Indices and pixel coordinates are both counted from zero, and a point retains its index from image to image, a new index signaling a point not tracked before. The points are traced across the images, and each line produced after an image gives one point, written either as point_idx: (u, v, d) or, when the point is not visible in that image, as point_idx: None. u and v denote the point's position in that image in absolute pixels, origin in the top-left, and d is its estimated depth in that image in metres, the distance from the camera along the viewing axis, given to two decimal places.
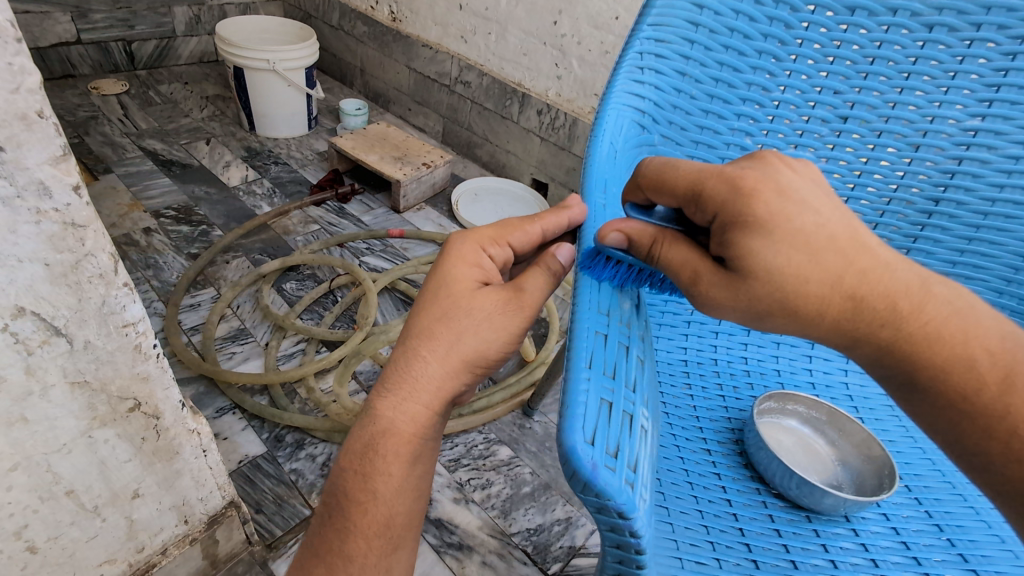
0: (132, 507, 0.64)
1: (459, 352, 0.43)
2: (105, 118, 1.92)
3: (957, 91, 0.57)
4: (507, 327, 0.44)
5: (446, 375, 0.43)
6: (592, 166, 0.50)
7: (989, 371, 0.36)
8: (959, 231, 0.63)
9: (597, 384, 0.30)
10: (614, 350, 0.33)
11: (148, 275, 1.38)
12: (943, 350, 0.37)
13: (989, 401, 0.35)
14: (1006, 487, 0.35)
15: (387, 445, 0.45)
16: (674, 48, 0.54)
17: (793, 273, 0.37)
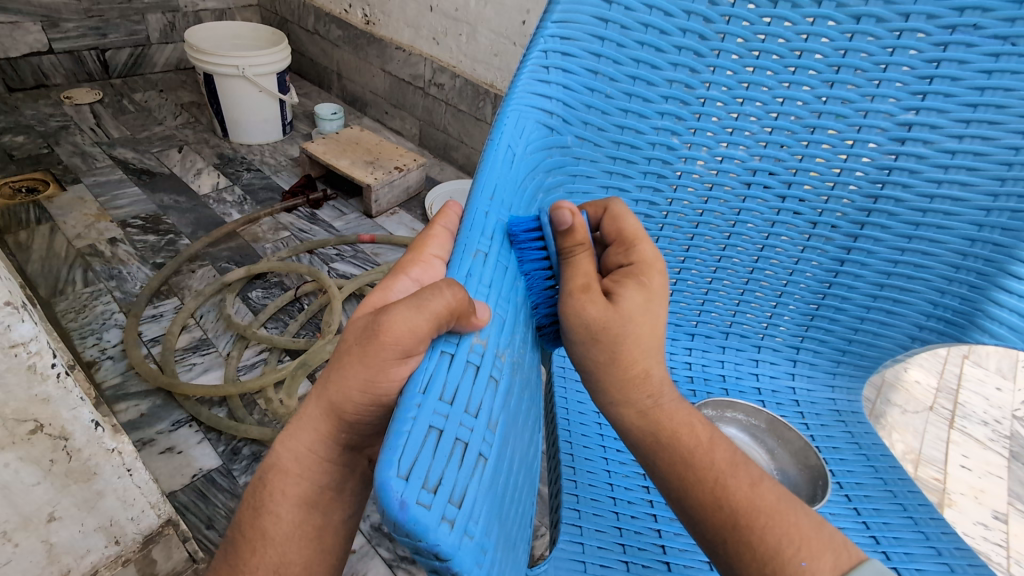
0: (49, 530, 0.62)
1: (329, 384, 0.31)
2: (77, 128, 1.91)
3: (888, 85, 0.55)
4: (369, 366, 0.29)
5: (322, 414, 0.32)
6: (486, 170, 0.44)
7: (716, 454, 0.42)
8: (899, 229, 0.60)
9: (431, 411, 0.27)
10: (462, 370, 0.29)
11: (110, 286, 1.37)
12: (709, 479, 0.41)
13: (715, 489, 0.40)
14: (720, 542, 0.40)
15: (274, 482, 0.35)
16: (583, 46, 0.51)
17: (629, 334, 0.40)
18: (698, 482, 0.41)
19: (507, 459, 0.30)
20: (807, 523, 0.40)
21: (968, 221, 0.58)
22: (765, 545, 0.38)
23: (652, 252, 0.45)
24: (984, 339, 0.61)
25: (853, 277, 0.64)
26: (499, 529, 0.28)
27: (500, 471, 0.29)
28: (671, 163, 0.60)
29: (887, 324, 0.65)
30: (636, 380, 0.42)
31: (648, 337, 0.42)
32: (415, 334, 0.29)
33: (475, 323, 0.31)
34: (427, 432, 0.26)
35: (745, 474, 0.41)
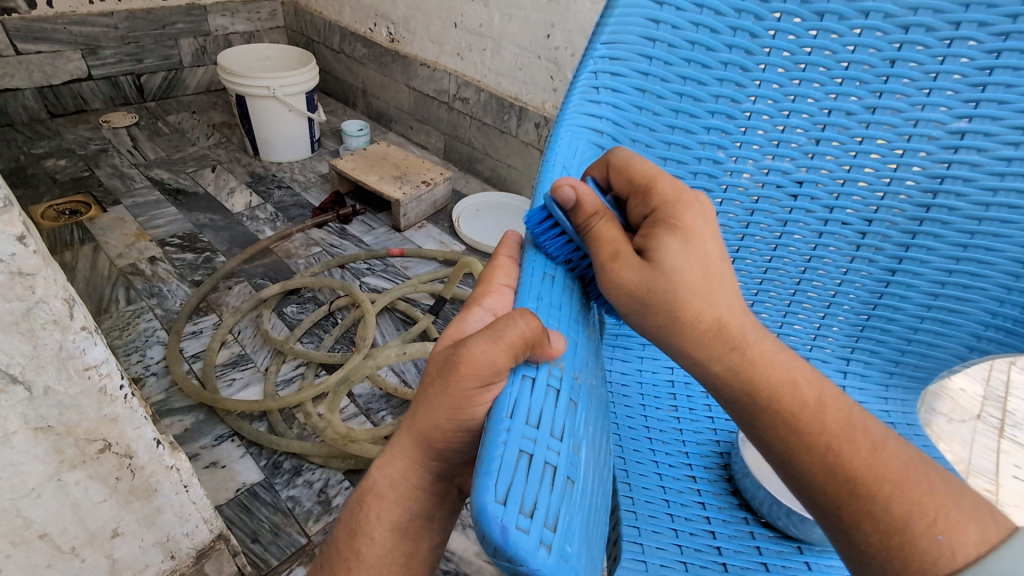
0: (112, 546, 0.64)
1: (415, 415, 0.32)
2: (115, 151, 1.97)
3: (939, 93, 0.54)
4: (451, 400, 0.30)
5: (411, 445, 0.33)
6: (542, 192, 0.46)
7: (807, 391, 0.39)
8: (953, 238, 0.59)
9: (519, 435, 0.27)
10: (544, 393, 0.30)
11: (152, 304, 1.41)
12: (820, 444, 0.38)
13: (809, 422, 0.38)
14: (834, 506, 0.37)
15: (370, 506, 0.35)
16: (631, 65, 0.52)
17: (685, 282, 0.38)
18: (807, 445, 0.38)
19: (591, 479, 0.31)
20: (942, 490, 0.35)
21: None
22: (892, 516, 0.35)
23: (672, 187, 0.41)
24: None
25: (906, 286, 0.63)
26: (587, 551, 0.29)
27: (585, 493, 0.29)
28: (717, 176, 0.60)
29: (942, 334, 0.64)
30: (710, 331, 0.39)
31: (705, 288, 0.39)
32: (497, 367, 0.29)
33: (549, 353, 0.31)
34: (518, 456, 0.27)
35: (864, 437, 0.38)
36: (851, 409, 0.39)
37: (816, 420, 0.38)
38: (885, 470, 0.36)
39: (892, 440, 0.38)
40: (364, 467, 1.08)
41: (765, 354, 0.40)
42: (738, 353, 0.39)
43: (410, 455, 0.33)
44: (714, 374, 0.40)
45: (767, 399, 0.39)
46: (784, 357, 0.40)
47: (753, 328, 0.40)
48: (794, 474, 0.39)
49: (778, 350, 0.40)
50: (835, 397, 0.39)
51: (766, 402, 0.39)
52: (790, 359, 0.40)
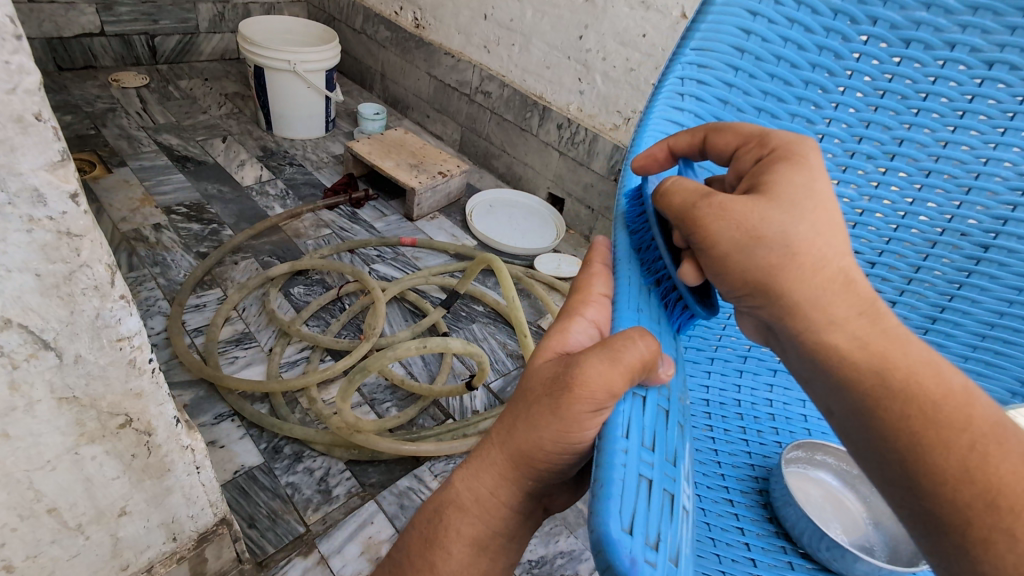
0: (118, 525, 0.61)
1: (515, 434, 0.32)
2: (123, 111, 1.91)
3: (1014, 134, 0.53)
4: (562, 423, 0.30)
5: (503, 462, 0.34)
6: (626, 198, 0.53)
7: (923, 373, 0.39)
8: (1010, 281, 0.57)
9: (636, 459, 0.27)
10: (653, 417, 0.30)
11: (154, 273, 1.36)
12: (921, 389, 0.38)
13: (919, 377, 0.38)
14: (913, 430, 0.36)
15: (450, 518, 0.36)
16: (717, 75, 0.56)
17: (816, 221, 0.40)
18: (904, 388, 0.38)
19: (692, 511, 0.30)
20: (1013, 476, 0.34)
21: None
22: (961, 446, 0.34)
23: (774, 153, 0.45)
24: None
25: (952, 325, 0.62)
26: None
27: (688, 521, 0.29)
28: None
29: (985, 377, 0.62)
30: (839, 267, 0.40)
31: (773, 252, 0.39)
32: (611, 389, 0.29)
33: (660, 379, 0.32)
34: (638, 481, 0.26)
35: (1005, 448, 0.34)
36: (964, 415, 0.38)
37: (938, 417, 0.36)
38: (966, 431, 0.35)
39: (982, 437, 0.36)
40: (367, 458, 1.06)
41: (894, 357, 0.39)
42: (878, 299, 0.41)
43: (505, 473, 0.34)
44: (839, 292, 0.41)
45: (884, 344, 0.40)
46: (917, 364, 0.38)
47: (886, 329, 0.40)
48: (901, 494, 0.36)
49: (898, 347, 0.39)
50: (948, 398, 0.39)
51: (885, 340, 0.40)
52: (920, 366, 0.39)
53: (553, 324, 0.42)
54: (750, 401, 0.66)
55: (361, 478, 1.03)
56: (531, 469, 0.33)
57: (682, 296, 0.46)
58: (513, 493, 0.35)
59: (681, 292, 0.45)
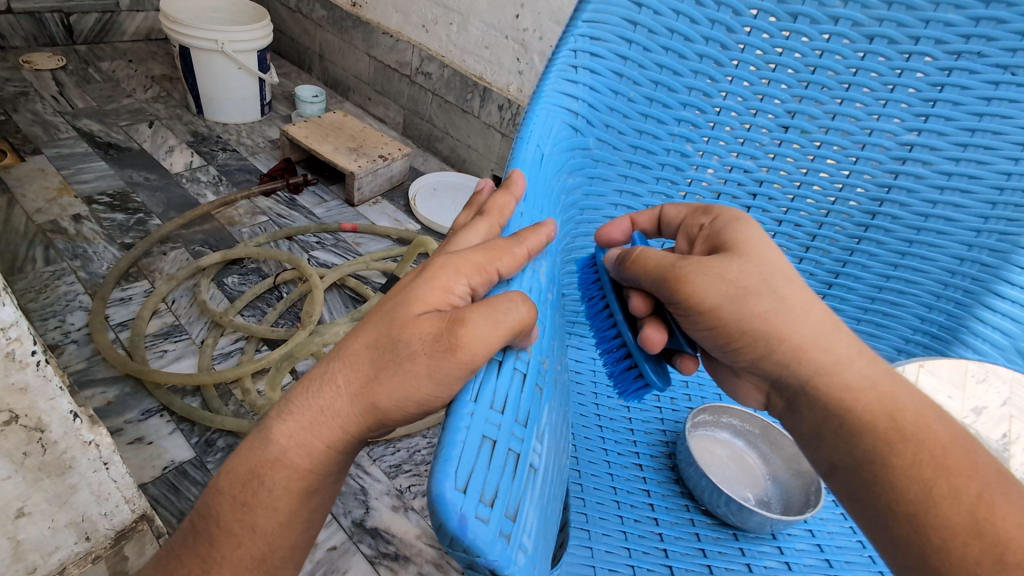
0: (17, 526, 0.59)
1: (385, 392, 0.31)
2: (37, 95, 1.79)
3: (894, 105, 0.56)
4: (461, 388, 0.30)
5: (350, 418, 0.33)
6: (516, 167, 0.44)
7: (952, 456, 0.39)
8: (892, 245, 0.62)
9: (481, 421, 0.28)
10: (512, 384, 0.31)
11: (74, 266, 1.29)
12: (967, 489, 0.38)
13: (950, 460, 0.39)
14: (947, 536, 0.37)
15: (274, 476, 0.36)
16: (612, 48, 0.52)
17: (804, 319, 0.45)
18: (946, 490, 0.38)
19: (546, 477, 0.32)
20: None
21: (960, 239, 0.59)
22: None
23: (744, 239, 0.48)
24: (967, 354, 0.62)
25: (847, 289, 0.65)
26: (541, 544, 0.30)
27: (537, 479, 0.30)
28: (683, 170, 0.60)
29: (876, 335, 0.67)
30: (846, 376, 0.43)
31: (755, 306, 0.43)
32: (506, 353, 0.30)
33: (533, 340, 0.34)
34: (479, 442, 0.27)
35: (1006, 502, 0.37)
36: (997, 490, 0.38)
37: (925, 453, 0.39)
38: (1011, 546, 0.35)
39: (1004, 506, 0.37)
40: None
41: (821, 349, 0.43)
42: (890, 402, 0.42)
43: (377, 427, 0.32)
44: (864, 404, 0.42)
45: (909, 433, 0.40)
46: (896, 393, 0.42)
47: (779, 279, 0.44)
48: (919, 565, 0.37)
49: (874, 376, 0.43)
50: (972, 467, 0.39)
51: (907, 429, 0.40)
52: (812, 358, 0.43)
53: (421, 283, 0.33)
54: (665, 370, 0.69)
55: None
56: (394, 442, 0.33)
57: (636, 363, 0.49)
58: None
59: (627, 345, 0.48)
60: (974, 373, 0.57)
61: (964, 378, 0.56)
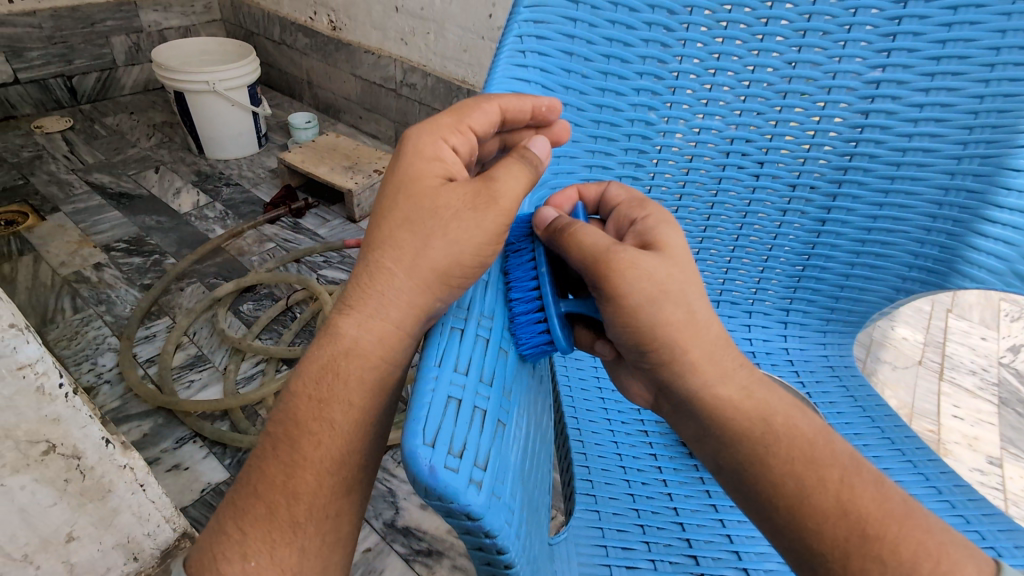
0: (68, 551, 0.63)
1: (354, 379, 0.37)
2: (50, 157, 1.87)
3: (854, 45, 0.56)
4: (376, 396, 0.37)
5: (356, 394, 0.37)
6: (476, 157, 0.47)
7: (786, 437, 0.37)
8: (875, 184, 0.61)
9: (469, 390, 0.29)
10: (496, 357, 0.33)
11: (100, 311, 1.35)
12: (794, 475, 0.36)
13: (780, 455, 0.37)
14: (809, 544, 0.35)
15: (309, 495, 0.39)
16: (557, 28, 0.51)
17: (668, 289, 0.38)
18: (789, 482, 0.36)
19: (527, 444, 0.34)
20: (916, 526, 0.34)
21: (941, 170, 0.59)
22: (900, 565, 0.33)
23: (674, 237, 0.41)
24: (965, 284, 0.61)
25: (835, 236, 0.65)
26: (521, 499, 0.31)
27: (515, 444, 0.32)
28: (651, 139, 0.61)
29: (870, 278, 0.66)
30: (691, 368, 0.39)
31: (668, 315, 0.38)
32: (406, 294, 0.36)
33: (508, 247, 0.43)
34: (447, 403, 0.28)
35: (865, 483, 0.36)
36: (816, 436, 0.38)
37: (773, 431, 0.38)
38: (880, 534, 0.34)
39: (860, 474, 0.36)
40: None
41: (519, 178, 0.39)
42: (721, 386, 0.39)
43: (301, 558, 0.40)
44: (728, 412, 0.38)
45: (754, 437, 0.38)
46: (693, 324, 0.39)
47: (415, 183, 0.38)
48: (799, 552, 0.36)
49: (659, 262, 0.39)
50: (804, 429, 0.38)
51: (752, 438, 0.38)
52: (524, 185, 0.39)
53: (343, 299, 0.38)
54: None
55: None
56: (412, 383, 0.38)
57: (546, 315, 0.39)
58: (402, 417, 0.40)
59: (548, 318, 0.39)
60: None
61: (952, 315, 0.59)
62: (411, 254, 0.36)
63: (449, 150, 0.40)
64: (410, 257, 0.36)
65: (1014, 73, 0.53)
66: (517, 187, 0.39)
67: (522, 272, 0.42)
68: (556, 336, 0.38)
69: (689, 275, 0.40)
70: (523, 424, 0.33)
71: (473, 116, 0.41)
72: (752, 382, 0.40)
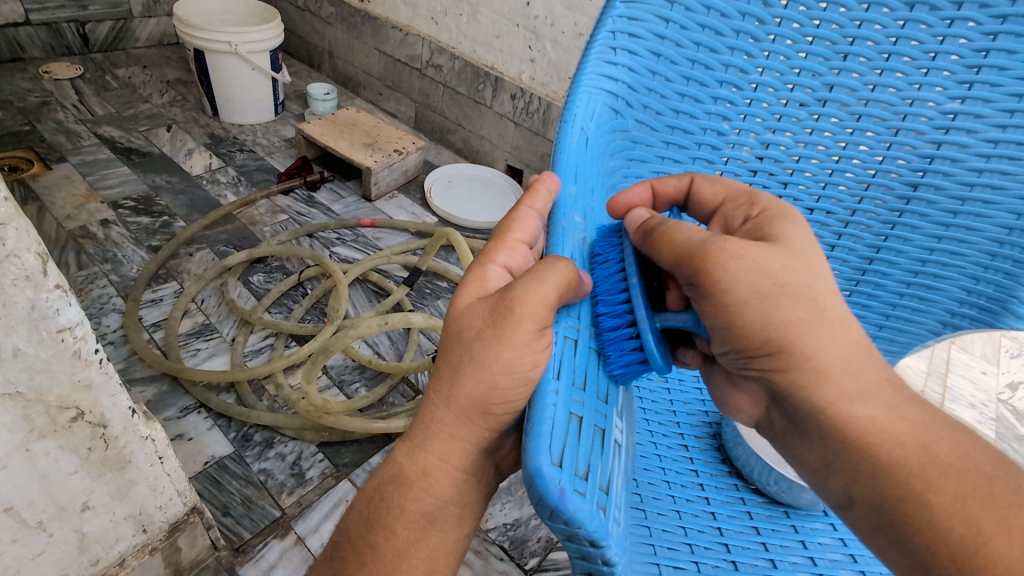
0: (81, 520, 0.61)
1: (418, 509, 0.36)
2: (59, 104, 1.81)
3: (937, 73, 0.54)
4: (419, 527, 0.37)
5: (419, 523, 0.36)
6: (563, 152, 0.48)
7: (913, 436, 0.36)
8: (937, 217, 0.60)
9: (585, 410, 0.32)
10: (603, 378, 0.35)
11: (105, 270, 1.31)
12: (927, 493, 0.35)
13: (905, 461, 0.36)
14: (943, 565, 0.34)
15: None
16: (649, 27, 0.53)
17: (793, 300, 0.37)
18: (918, 498, 0.35)
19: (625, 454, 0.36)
20: None
21: (1007, 210, 0.58)
22: None
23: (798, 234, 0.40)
24: (1016, 324, 0.62)
25: (888, 264, 0.64)
26: (625, 514, 0.33)
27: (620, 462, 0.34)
28: (719, 149, 0.60)
29: (918, 311, 0.65)
30: (811, 371, 0.38)
31: (787, 313, 0.37)
32: (449, 426, 0.34)
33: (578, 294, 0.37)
34: (567, 419, 0.30)
35: (1019, 496, 0.34)
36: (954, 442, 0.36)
37: (902, 432, 0.37)
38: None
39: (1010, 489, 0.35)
40: (339, 439, 1.06)
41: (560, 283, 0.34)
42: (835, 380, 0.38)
43: None
44: (857, 418, 0.37)
45: (872, 440, 0.37)
46: (820, 320, 0.37)
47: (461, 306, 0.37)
48: (899, 524, 0.35)
49: (773, 252, 0.37)
50: (939, 433, 0.37)
51: (874, 444, 0.37)
52: (563, 285, 0.33)
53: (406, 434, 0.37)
54: None
55: (334, 459, 1.03)
56: (492, 417, 0.34)
57: (637, 330, 0.37)
58: (466, 452, 0.35)
59: (639, 327, 0.37)
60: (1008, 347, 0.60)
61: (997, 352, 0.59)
62: (447, 382, 0.34)
63: (497, 270, 0.40)
64: (445, 385, 0.34)
65: None
66: (543, 291, 0.32)
67: (609, 285, 0.41)
68: (649, 351, 0.36)
69: (813, 271, 0.37)
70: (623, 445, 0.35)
71: (515, 229, 0.42)
72: (877, 370, 0.39)
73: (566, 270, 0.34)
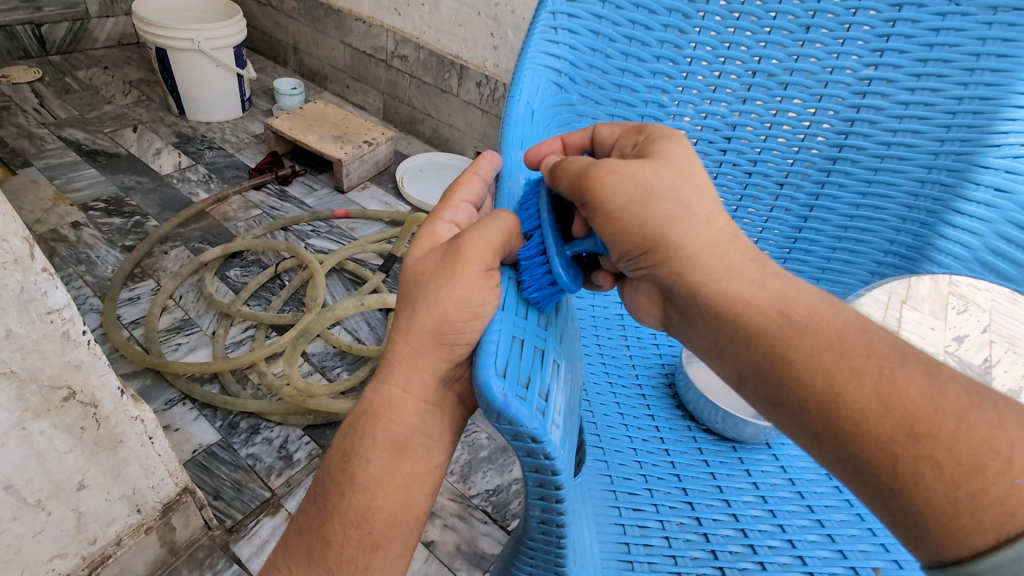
0: (78, 499, 0.64)
1: (388, 427, 0.42)
2: (19, 109, 1.78)
3: (852, 43, 0.60)
4: (390, 455, 0.42)
5: (385, 443, 0.42)
6: (510, 125, 0.53)
7: (805, 327, 0.38)
8: (860, 174, 0.66)
9: (529, 335, 0.38)
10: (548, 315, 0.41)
11: (80, 271, 1.32)
12: (816, 377, 0.37)
13: (798, 354, 0.38)
14: (838, 441, 0.36)
15: (351, 534, 0.42)
16: (586, 9, 0.58)
17: (665, 209, 0.42)
18: (806, 383, 0.37)
19: (569, 380, 0.41)
20: (961, 407, 0.33)
21: (919, 164, 0.64)
22: (957, 457, 0.32)
23: (679, 148, 0.45)
24: (934, 270, 0.68)
25: (821, 221, 0.70)
26: (566, 424, 0.38)
27: (565, 386, 0.39)
28: (661, 120, 0.64)
29: (849, 262, 0.72)
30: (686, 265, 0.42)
31: (657, 211, 0.42)
32: (407, 358, 0.41)
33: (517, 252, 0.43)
34: (510, 340, 0.36)
35: (909, 372, 0.35)
36: (843, 325, 0.38)
37: (788, 322, 0.39)
38: (928, 426, 0.33)
39: (892, 361, 0.36)
40: (324, 422, 1.09)
41: (503, 233, 0.40)
42: (727, 278, 0.42)
43: None
44: (747, 315, 0.40)
45: (766, 339, 0.39)
46: (685, 214, 0.43)
47: (413, 255, 0.44)
48: (844, 459, 0.36)
49: (647, 164, 0.43)
50: (830, 321, 0.38)
51: (771, 343, 0.39)
52: (504, 233, 0.40)
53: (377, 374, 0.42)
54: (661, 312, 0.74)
55: (320, 440, 1.07)
56: (444, 346, 0.40)
57: (547, 257, 0.41)
58: (424, 382, 0.41)
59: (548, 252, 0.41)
60: (955, 304, 0.62)
61: (944, 311, 0.62)
62: (407, 324, 0.40)
63: (446, 225, 0.47)
64: (406, 327, 0.40)
65: (992, 78, 0.58)
66: (488, 237, 0.39)
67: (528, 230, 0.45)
68: (557, 273, 0.40)
69: (682, 177, 0.43)
70: (567, 375, 0.41)
71: (459, 191, 0.49)
72: (762, 273, 0.42)
73: (508, 220, 0.41)
